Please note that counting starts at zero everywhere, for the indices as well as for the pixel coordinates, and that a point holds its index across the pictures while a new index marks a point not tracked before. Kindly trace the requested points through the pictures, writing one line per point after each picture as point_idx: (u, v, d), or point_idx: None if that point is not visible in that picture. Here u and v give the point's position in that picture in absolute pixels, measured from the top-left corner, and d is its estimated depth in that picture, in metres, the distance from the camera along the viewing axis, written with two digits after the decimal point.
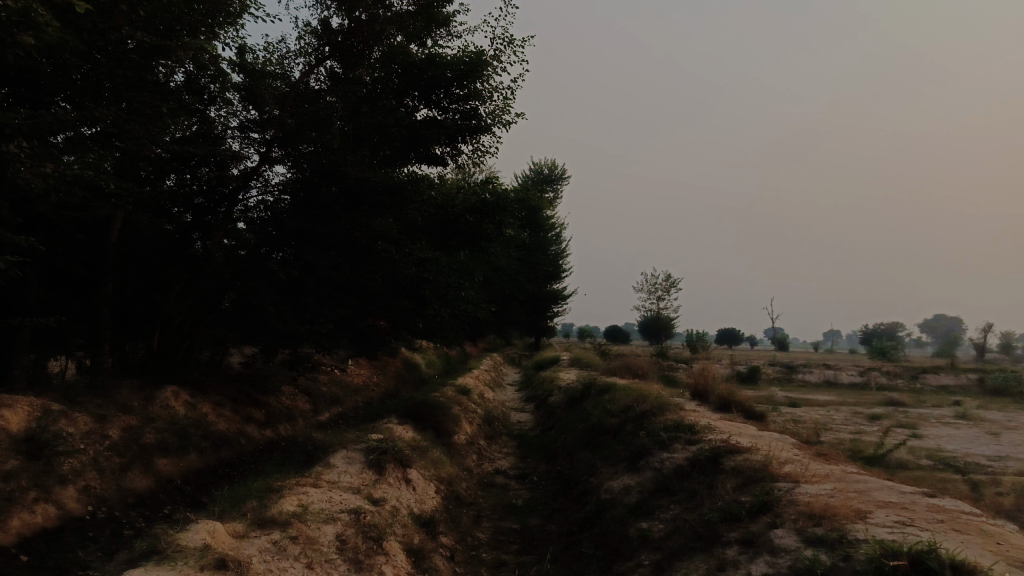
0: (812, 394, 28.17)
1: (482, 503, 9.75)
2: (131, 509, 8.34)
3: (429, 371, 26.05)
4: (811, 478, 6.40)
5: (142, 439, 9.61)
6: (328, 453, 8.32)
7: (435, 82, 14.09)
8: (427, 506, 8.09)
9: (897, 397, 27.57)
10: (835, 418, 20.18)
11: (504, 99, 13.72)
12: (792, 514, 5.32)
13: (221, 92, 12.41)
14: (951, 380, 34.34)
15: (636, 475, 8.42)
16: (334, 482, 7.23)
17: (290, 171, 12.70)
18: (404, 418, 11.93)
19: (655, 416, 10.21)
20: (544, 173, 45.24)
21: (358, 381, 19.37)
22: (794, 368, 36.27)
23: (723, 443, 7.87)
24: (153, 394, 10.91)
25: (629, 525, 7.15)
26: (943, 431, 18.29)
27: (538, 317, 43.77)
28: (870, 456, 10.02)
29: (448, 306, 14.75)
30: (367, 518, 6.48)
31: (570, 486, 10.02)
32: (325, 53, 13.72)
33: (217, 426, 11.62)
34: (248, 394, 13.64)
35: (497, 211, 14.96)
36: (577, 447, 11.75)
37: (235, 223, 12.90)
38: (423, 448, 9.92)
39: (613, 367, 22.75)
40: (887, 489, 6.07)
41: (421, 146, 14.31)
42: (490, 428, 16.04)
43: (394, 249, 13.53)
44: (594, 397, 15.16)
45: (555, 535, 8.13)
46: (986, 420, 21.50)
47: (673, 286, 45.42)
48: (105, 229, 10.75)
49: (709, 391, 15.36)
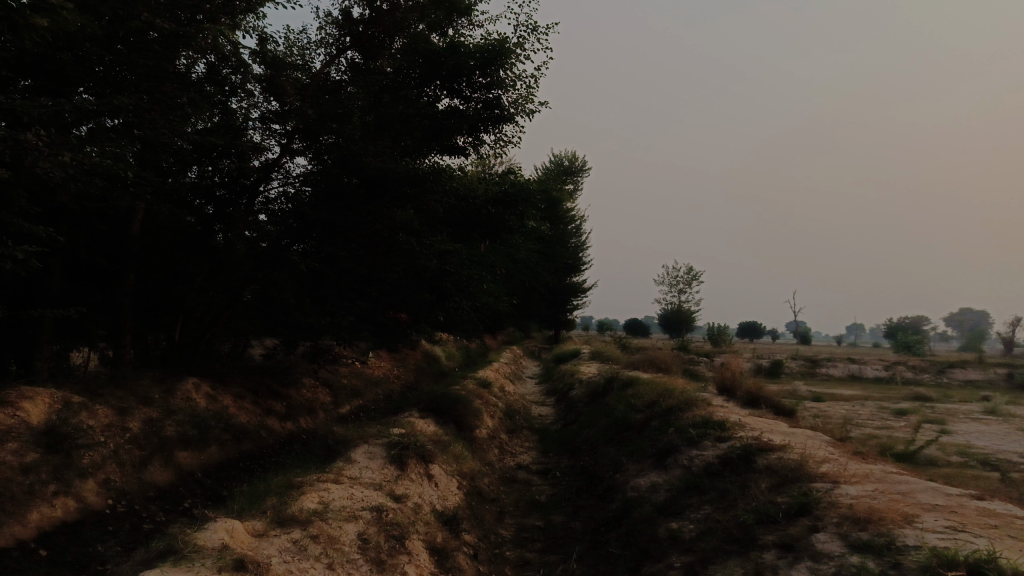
0: (837, 389, 27.74)
1: (505, 499, 9.57)
2: (151, 502, 8.25)
3: (449, 364, 25.94)
4: (851, 479, 6.13)
5: (163, 432, 9.53)
6: (349, 448, 8.18)
7: (458, 71, 13.87)
8: (450, 503, 7.92)
9: (924, 392, 27.07)
10: (861, 413, 19.83)
11: (528, 87, 13.46)
12: (834, 518, 5.07)
13: (243, 83, 12.29)
14: (979, 375, 33.71)
15: (664, 473, 8.19)
16: (355, 478, 7.08)
17: (312, 162, 12.60)
18: (426, 412, 11.79)
19: (682, 412, 9.97)
20: (564, 165, 44.95)
21: (378, 373, 19.29)
22: (818, 362, 35.79)
23: (755, 441, 7.62)
24: (174, 386, 10.84)
25: (659, 525, 6.92)
26: (973, 426, 17.90)
27: (558, 310, 43.54)
28: (904, 453, 9.72)
29: (470, 298, 14.58)
30: (390, 516, 6.31)
31: (594, 482, 9.82)
32: (345, 44, 13.58)
33: (238, 419, 11.53)
34: (269, 386, 13.56)
35: (520, 201, 14.72)
36: (601, 442, 11.54)
37: (257, 215, 12.75)
38: (445, 443, 9.76)
39: (634, 360, 22.50)
40: (933, 491, 5.78)
41: (443, 136, 14.12)
42: (512, 422, 15.88)
43: (415, 241, 13.25)
44: (617, 392, 14.94)
45: (580, 534, 7.93)
46: (1016, 415, 21.04)
47: (696, 279, 44.99)
48: (126, 221, 10.68)
49: (734, 386, 15.09)
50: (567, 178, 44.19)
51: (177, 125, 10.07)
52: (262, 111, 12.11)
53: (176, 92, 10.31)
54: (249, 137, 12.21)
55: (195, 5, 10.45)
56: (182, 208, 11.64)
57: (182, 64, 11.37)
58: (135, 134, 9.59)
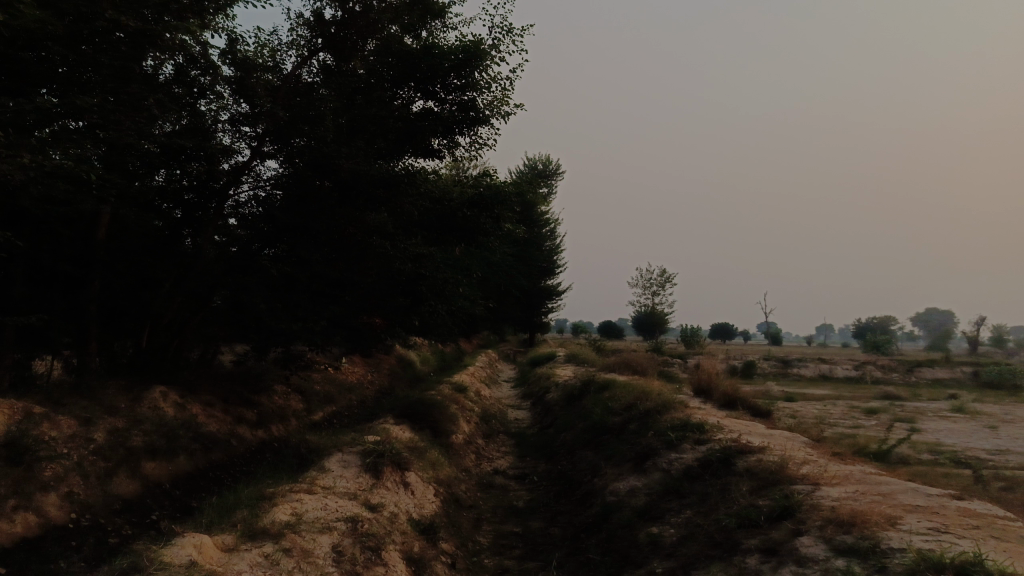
0: (808, 389, 28.03)
1: (482, 505, 9.43)
2: (116, 515, 7.98)
3: (424, 368, 25.73)
4: (831, 480, 6.10)
5: (129, 442, 9.25)
6: (323, 457, 7.98)
7: (432, 73, 13.73)
8: (426, 511, 7.77)
9: (893, 391, 27.44)
10: (833, 413, 20.01)
11: (503, 89, 13.36)
12: (818, 521, 5.02)
13: (212, 85, 12.03)
14: (945, 374, 34.29)
15: (643, 477, 8.11)
16: (329, 488, 6.89)
17: (282, 166, 12.37)
18: (401, 419, 11.61)
19: (660, 414, 9.93)
20: (538, 168, 44.97)
21: (352, 379, 19.05)
22: (790, 362, 36.14)
23: (734, 443, 7.58)
24: (141, 395, 10.55)
25: (639, 530, 6.83)
26: (941, 425, 18.15)
27: (533, 313, 43.48)
28: (878, 452, 9.77)
29: (445, 302, 14.43)
30: (365, 526, 6.14)
31: (572, 487, 9.72)
32: (317, 45, 13.37)
33: (208, 428, 11.26)
34: (240, 393, 13.27)
35: (495, 204, 14.61)
36: (578, 446, 11.46)
37: (227, 219, 12.50)
38: (420, 449, 9.60)
39: (610, 363, 22.48)
40: (913, 492, 5.77)
41: (417, 139, 13.96)
42: (488, 426, 15.74)
43: (389, 244, 13.14)
44: (593, 395, 14.88)
45: (559, 540, 7.82)
46: (983, 413, 21.38)
47: (669, 281, 45.22)
48: (92, 225, 10.39)
49: (709, 388, 15.11)
50: (540, 182, 44.19)
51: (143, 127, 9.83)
52: (231, 113, 11.87)
53: (141, 92, 10.05)
54: (218, 139, 11.95)
55: (162, 4, 10.21)
56: (149, 212, 11.36)
57: (149, 64, 11.10)
58: (100, 136, 9.33)
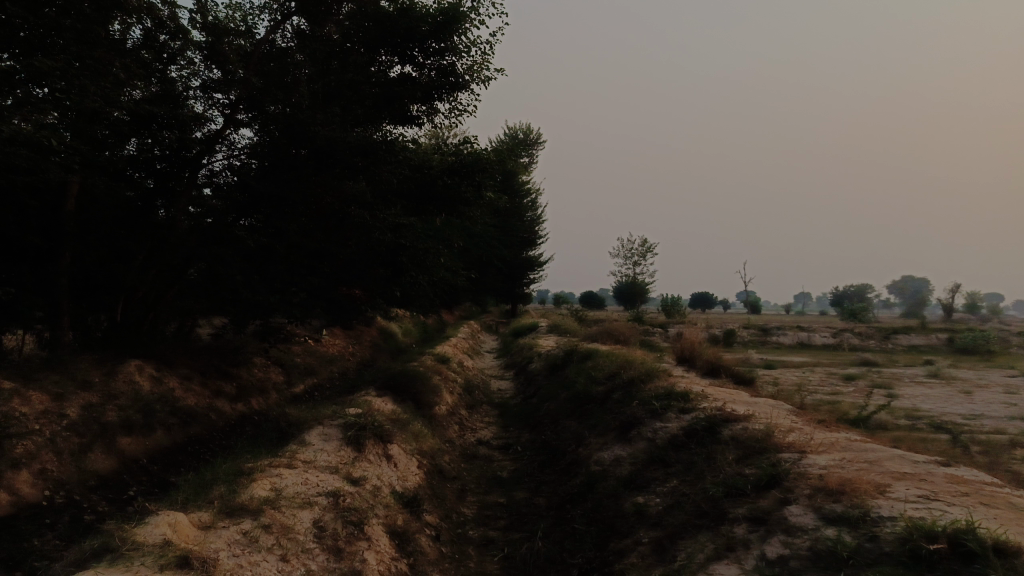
0: (789, 356, 28.22)
1: (467, 476, 9.37)
2: (92, 492, 7.79)
3: (406, 340, 25.59)
4: (817, 448, 6.06)
5: (103, 418, 9.04)
6: (303, 430, 7.84)
7: (410, 37, 13.39)
8: (410, 484, 7.67)
9: (871, 358, 27.70)
10: (812, 380, 20.18)
11: (483, 53, 13.06)
12: (806, 489, 4.97)
13: (183, 50, 11.61)
14: (922, 340, 34.70)
15: (628, 446, 8.05)
16: (309, 462, 6.75)
17: (257, 135, 12.02)
18: (383, 390, 11.47)
19: (643, 383, 9.87)
20: (519, 138, 44.56)
21: (333, 351, 18.87)
22: (769, 330, 36.39)
23: (719, 411, 7.52)
24: (116, 368, 10.32)
25: (625, 500, 6.77)
26: (918, 390, 18.35)
27: (515, 284, 43.36)
28: (859, 418, 9.81)
29: (426, 273, 14.24)
30: (346, 500, 6.02)
31: (556, 457, 9.66)
32: (291, 9, 12.96)
33: (186, 402, 11.06)
34: (218, 366, 13.05)
35: (476, 171, 14.36)
36: (562, 415, 11.41)
37: (201, 189, 12.17)
38: (403, 421, 9.48)
39: (592, 332, 22.44)
40: (900, 458, 5.74)
41: (395, 105, 13.66)
42: (471, 397, 15.67)
43: (366, 215, 13.00)
44: (576, 364, 14.84)
45: (544, 510, 7.77)
46: (958, 378, 21.66)
47: (650, 251, 45.24)
48: (60, 195, 10.06)
49: (692, 356, 15.11)
50: (521, 150, 43.77)
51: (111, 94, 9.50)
52: (203, 79, 11.48)
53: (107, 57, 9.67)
54: (190, 106, 11.58)
55: None
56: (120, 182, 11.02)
57: (115, 28, 10.68)
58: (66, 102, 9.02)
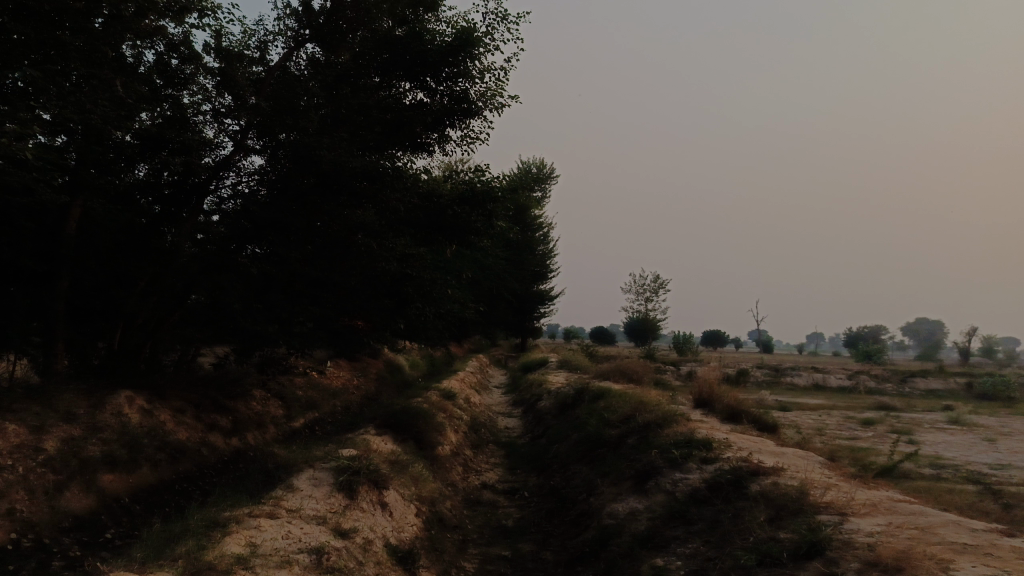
0: (803, 398, 27.35)
1: (469, 525, 8.73)
2: (65, 535, 7.19)
3: (412, 373, 25.00)
4: (860, 510, 5.44)
5: (84, 452, 8.51)
6: (292, 474, 7.25)
7: (421, 61, 13.05)
8: (406, 536, 7.05)
9: (889, 401, 26.82)
10: (829, 424, 19.41)
11: (496, 80, 12.70)
12: (854, 563, 4.35)
13: (195, 75, 11.24)
14: (939, 384, 33.77)
15: (644, 498, 7.41)
16: (295, 510, 6.18)
17: (266, 161, 11.71)
18: (382, 428, 10.85)
19: (661, 428, 9.22)
20: (533, 172, 44.41)
21: (336, 383, 18.33)
22: (783, 370, 35.53)
23: (745, 463, 6.90)
24: (104, 400, 9.79)
25: (641, 561, 6.13)
26: (940, 437, 17.60)
27: (525, 318, 42.71)
28: (887, 469, 9.14)
29: (433, 305, 13.67)
30: (331, 558, 5.41)
31: (565, 506, 9.02)
32: (305, 36, 12.71)
33: (177, 436, 10.49)
34: (214, 398, 12.45)
35: (487, 201, 13.89)
36: (572, 459, 10.77)
37: (208, 215, 11.79)
38: (402, 463, 8.89)
39: (602, 370, 21.74)
40: (955, 525, 5.08)
41: (407, 132, 13.29)
42: (477, 436, 15.00)
43: (375, 244, 12.31)
44: (587, 404, 14.20)
45: (552, 567, 7.15)
46: (982, 425, 20.73)
47: (662, 287, 44.63)
48: (61, 218, 9.68)
49: (709, 398, 14.40)
50: (533, 184, 43.51)
51: (117, 117, 9.16)
52: (213, 105, 11.22)
53: (113, 78, 9.39)
54: (200, 131, 11.21)
55: None
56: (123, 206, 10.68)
57: (127, 51, 10.43)
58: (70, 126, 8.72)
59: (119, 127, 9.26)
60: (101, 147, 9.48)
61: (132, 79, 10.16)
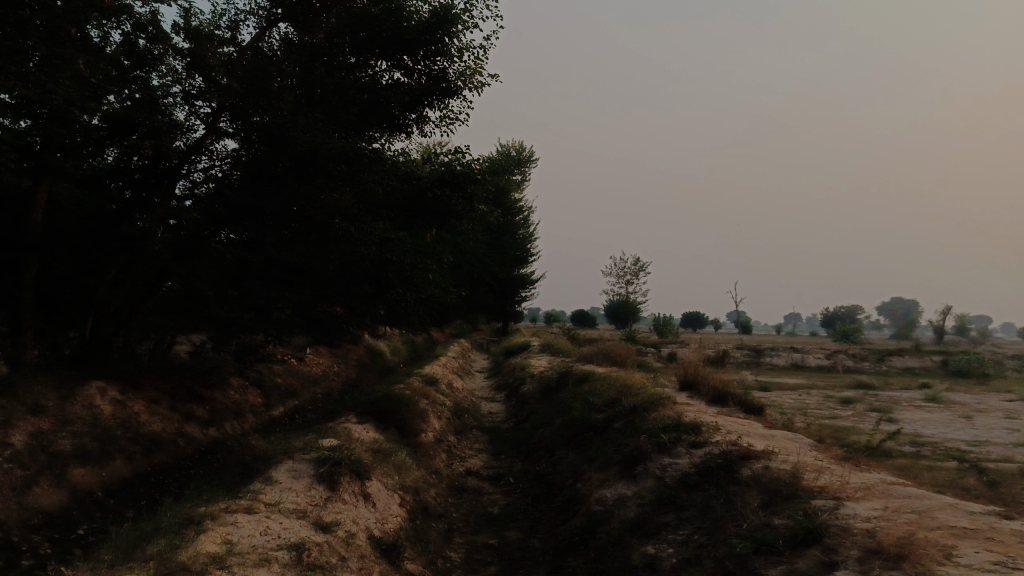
0: (784, 378, 27.48)
1: (454, 514, 8.55)
2: (35, 532, 6.92)
3: (394, 359, 24.76)
4: (855, 494, 5.33)
5: (54, 446, 8.21)
6: (270, 466, 7.01)
7: (398, 39, 12.68)
8: (390, 527, 6.86)
9: (867, 380, 27.06)
10: (810, 403, 19.49)
11: (476, 58, 12.39)
12: (855, 551, 4.24)
13: (164, 56, 10.84)
14: (916, 362, 34.12)
15: (633, 484, 7.27)
16: (273, 504, 5.96)
17: (240, 145, 11.33)
18: (364, 416, 10.63)
19: (648, 412, 9.08)
20: (513, 155, 44.09)
21: (316, 370, 18.05)
22: (763, 350, 35.72)
23: (736, 447, 6.77)
24: (75, 391, 9.47)
25: (632, 548, 5.99)
26: (918, 414, 17.72)
27: (506, 302, 42.55)
28: (872, 448, 9.09)
29: (414, 289, 13.44)
30: (312, 554, 5.20)
31: (552, 492, 8.87)
32: (277, 15, 12.32)
33: (151, 427, 10.20)
34: (190, 388, 12.14)
35: (468, 183, 13.58)
36: (557, 444, 10.63)
37: (181, 201, 11.40)
38: (385, 452, 8.69)
39: (584, 353, 21.64)
40: (953, 509, 4.98)
41: (384, 112, 12.93)
42: (460, 422, 14.83)
43: (353, 227, 12.05)
44: (571, 388, 14.07)
45: (540, 555, 7.01)
46: (957, 402, 20.94)
47: (643, 269, 44.63)
48: (27, 203, 9.29)
49: (694, 379, 14.31)
50: (513, 167, 43.20)
51: (83, 98, 8.77)
52: (184, 86, 10.82)
53: (77, 57, 8.99)
54: (171, 114, 10.82)
55: None
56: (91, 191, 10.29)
57: (92, 31, 10.01)
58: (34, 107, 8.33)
59: (85, 108, 8.87)
60: (67, 129, 9.09)
61: (98, 60, 9.74)
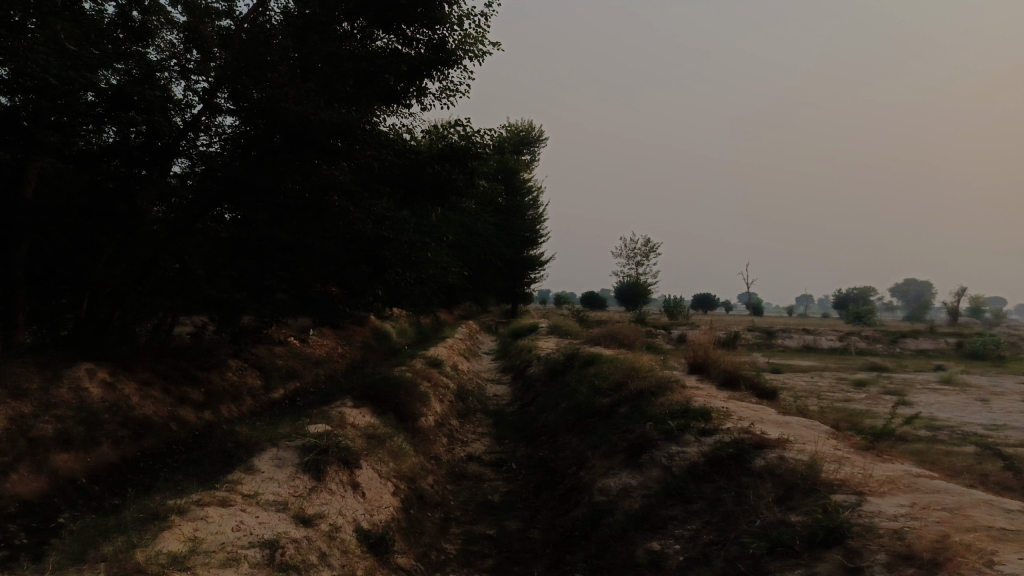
0: (796, 360, 26.99)
1: (452, 502, 8.19)
2: (11, 521, 6.59)
3: (401, 341, 24.45)
4: (877, 489, 4.90)
5: (34, 431, 7.88)
6: (253, 455, 6.66)
7: (396, 6, 12.17)
8: (380, 519, 6.50)
9: (880, 361, 26.56)
10: (823, 386, 19.04)
11: (477, 25, 11.87)
12: (881, 555, 3.83)
13: (160, 29, 10.40)
14: (930, 344, 33.49)
15: (638, 473, 6.87)
16: (252, 496, 5.61)
17: (237, 120, 10.87)
18: (360, 400, 10.24)
19: (655, 397, 8.66)
20: (522, 135, 43.51)
21: (319, 353, 17.72)
22: (774, 332, 35.16)
23: (748, 435, 6.33)
24: (62, 373, 9.14)
25: (636, 544, 5.60)
26: (933, 397, 17.23)
27: (515, 284, 42.17)
28: (889, 433, 8.63)
29: (414, 269, 13.05)
30: (287, 551, 4.85)
31: (554, 480, 8.49)
32: None
33: (142, 411, 9.87)
34: (186, 370, 11.80)
35: (468, 158, 13.06)
36: (561, 429, 10.24)
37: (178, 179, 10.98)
38: (380, 437, 8.33)
39: (593, 335, 21.22)
40: (987, 506, 4.55)
41: (383, 85, 12.45)
42: (464, 405, 14.48)
43: (350, 203, 11.59)
44: (577, 370, 13.68)
45: (539, 547, 6.64)
46: (973, 385, 20.39)
47: (654, 251, 44.04)
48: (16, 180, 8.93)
49: (704, 362, 13.86)
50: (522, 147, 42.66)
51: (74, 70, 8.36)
52: (180, 60, 10.37)
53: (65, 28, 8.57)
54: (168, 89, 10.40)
55: None
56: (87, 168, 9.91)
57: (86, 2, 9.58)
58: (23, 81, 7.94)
59: (75, 83, 8.46)
60: (58, 105, 8.70)
61: (90, 32, 9.29)
